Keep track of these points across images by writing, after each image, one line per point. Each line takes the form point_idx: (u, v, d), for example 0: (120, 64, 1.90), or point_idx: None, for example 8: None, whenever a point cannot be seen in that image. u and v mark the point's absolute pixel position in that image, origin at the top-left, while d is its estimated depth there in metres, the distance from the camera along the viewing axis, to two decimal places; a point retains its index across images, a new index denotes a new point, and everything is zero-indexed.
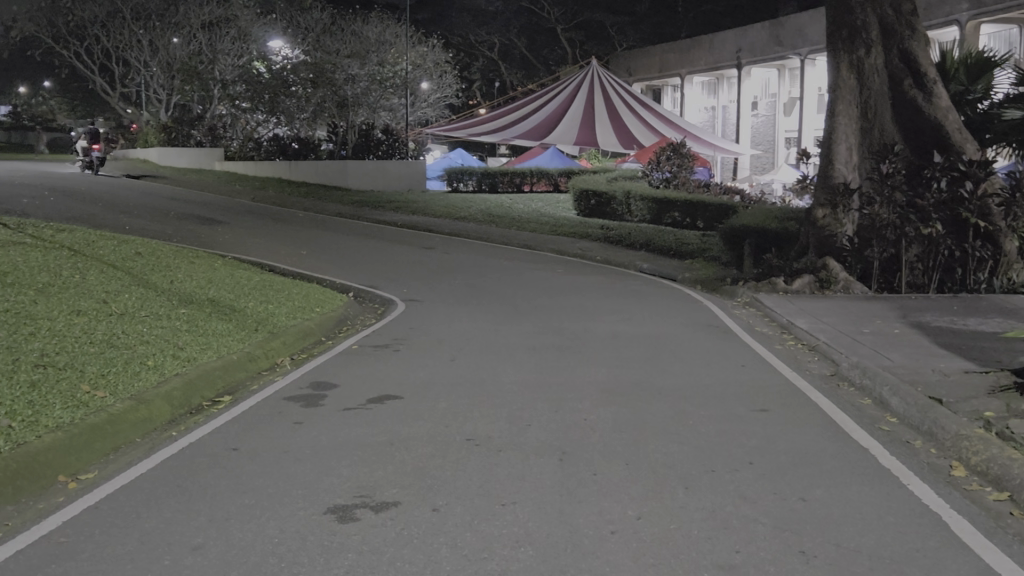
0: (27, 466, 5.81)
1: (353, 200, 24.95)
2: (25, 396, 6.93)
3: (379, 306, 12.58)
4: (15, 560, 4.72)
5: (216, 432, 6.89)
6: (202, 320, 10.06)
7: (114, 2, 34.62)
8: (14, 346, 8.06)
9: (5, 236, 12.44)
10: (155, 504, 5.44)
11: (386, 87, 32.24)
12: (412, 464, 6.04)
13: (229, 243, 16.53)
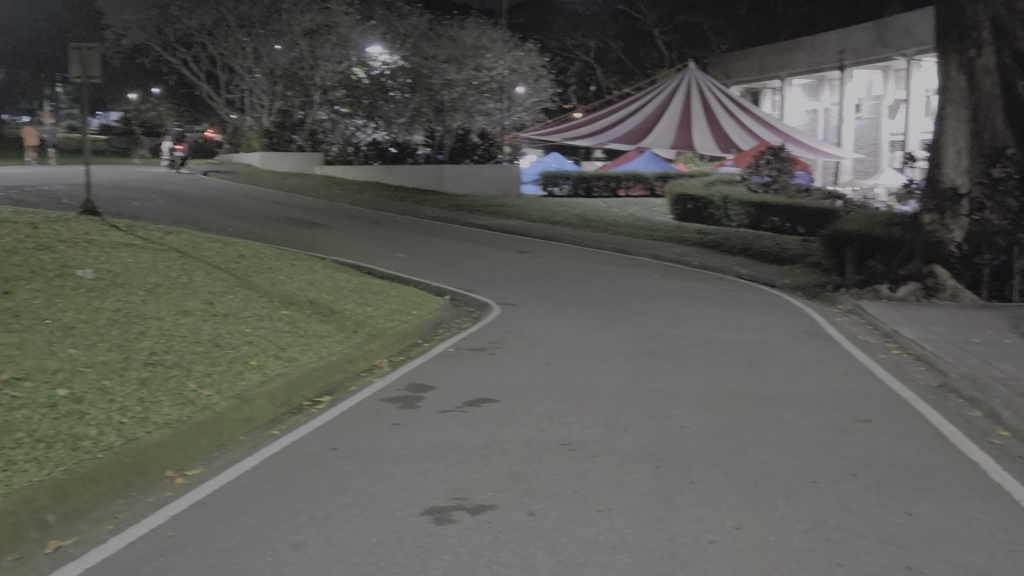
0: (138, 462, 6.02)
1: (449, 204, 25.18)
2: (137, 394, 7.18)
3: (474, 309, 12.68)
4: (126, 552, 4.89)
5: (317, 432, 7.03)
6: (303, 321, 10.27)
7: (218, 10, 35.60)
8: (126, 345, 8.36)
9: (117, 238, 12.90)
10: (258, 501, 5.57)
11: (483, 90, 32.14)
12: (508, 467, 6.07)
13: (329, 246, 16.88)
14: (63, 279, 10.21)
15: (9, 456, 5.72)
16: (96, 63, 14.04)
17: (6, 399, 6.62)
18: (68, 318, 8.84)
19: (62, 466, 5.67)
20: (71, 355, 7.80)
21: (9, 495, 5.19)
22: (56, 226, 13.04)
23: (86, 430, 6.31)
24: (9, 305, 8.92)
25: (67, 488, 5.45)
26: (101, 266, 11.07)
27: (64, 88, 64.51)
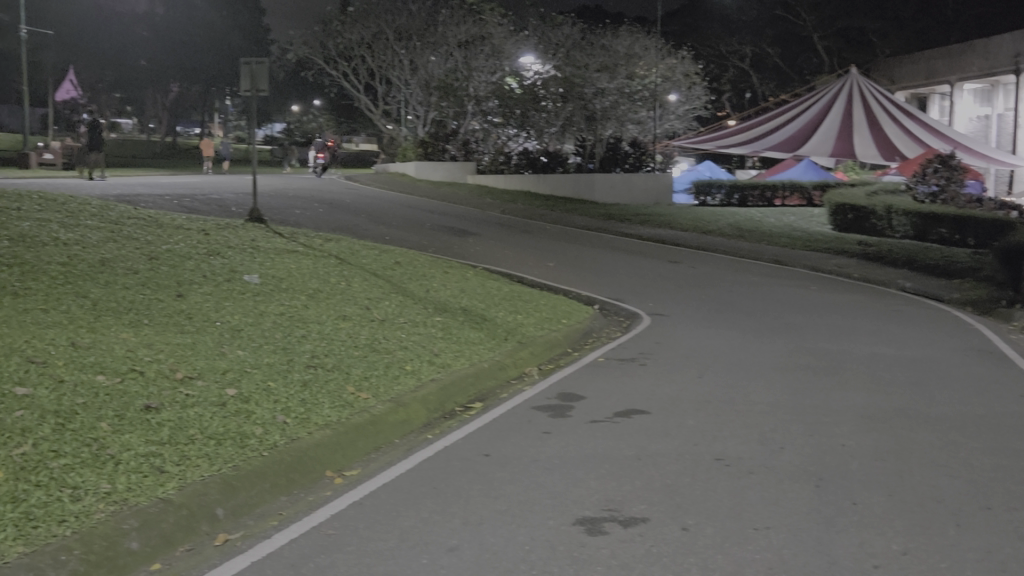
0: (300, 461, 6.24)
1: (601, 214, 25.18)
2: (299, 394, 7.46)
3: (624, 319, 12.61)
4: (290, 548, 5.09)
5: (470, 437, 7.15)
6: (455, 328, 10.44)
7: (379, 23, 37.40)
8: (289, 347, 8.68)
9: (281, 245, 13.46)
10: (414, 504, 5.68)
11: (635, 100, 32.33)
12: (661, 480, 6.00)
13: (481, 255, 17.13)
14: (232, 284, 10.74)
15: (183, 451, 6.04)
16: (265, 78, 14.63)
17: (179, 397, 6.98)
18: (236, 321, 9.26)
19: (230, 463, 5.95)
20: (239, 356, 8.17)
21: (182, 488, 5.51)
22: (226, 233, 13.71)
23: (251, 428, 6.59)
24: (184, 308, 9.42)
25: (235, 484, 5.72)
26: (266, 272, 11.57)
27: (233, 100, 67.71)
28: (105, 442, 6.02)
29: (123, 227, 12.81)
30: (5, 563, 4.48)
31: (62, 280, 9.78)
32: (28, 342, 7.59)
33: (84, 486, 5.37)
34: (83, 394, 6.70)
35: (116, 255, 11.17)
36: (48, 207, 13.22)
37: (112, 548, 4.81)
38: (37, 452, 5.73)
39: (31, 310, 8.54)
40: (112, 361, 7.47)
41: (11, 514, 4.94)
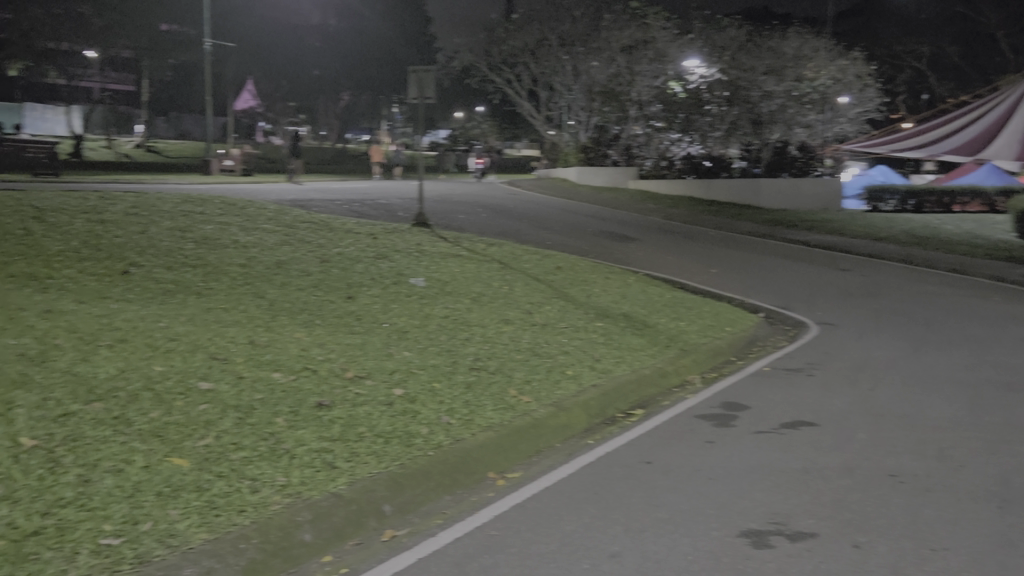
0: (464, 462, 6.37)
1: (767, 219, 24.62)
2: (463, 396, 7.60)
3: (791, 328, 12.27)
4: (455, 546, 5.19)
5: (632, 444, 7.10)
6: (617, 334, 10.41)
7: (545, 30, 38.28)
8: (454, 350, 8.87)
9: (446, 249, 13.75)
10: (575, 509, 5.69)
11: (804, 103, 31.73)
12: (829, 495, 5.82)
13: (643, 261, 17.03)
14: (398, 287, 11.02)
15: (353, 448, 6.26)
16: (432, 85, 14.96)
17: (350, 395, 7.23)
18: (403, 323, 9.51)
19: (397, 461, 6.12)
20: (406, 357, 8.41)
21: (352, 483, 5.71)
22: (393, 237, 14.10)
23: (417, 428, 6.76)
24: (353, 309, 9.75)
25: (402, 482, 5.89)
26: (431, 275, 11.84)
27: (401, 108, 69.90)
28: (280, 437, 6.30)
29: (297, 231, 13.36)
30: (190, 548, 4.77)
31: (241, 280, 10.31)
32: (211, 338, 8.04)
33: (262, 478, 5.65)
34: (261, 390, 7.05)
35: (291, 258, 11.66)
36: (229, 212, 13.94)
37: (287, 538, 5.04)
38: (219, 444, 6.07)
39: (214, 310, 9.03)
40: (287, 359, 7.81)
41: (195, 502, 5.25)
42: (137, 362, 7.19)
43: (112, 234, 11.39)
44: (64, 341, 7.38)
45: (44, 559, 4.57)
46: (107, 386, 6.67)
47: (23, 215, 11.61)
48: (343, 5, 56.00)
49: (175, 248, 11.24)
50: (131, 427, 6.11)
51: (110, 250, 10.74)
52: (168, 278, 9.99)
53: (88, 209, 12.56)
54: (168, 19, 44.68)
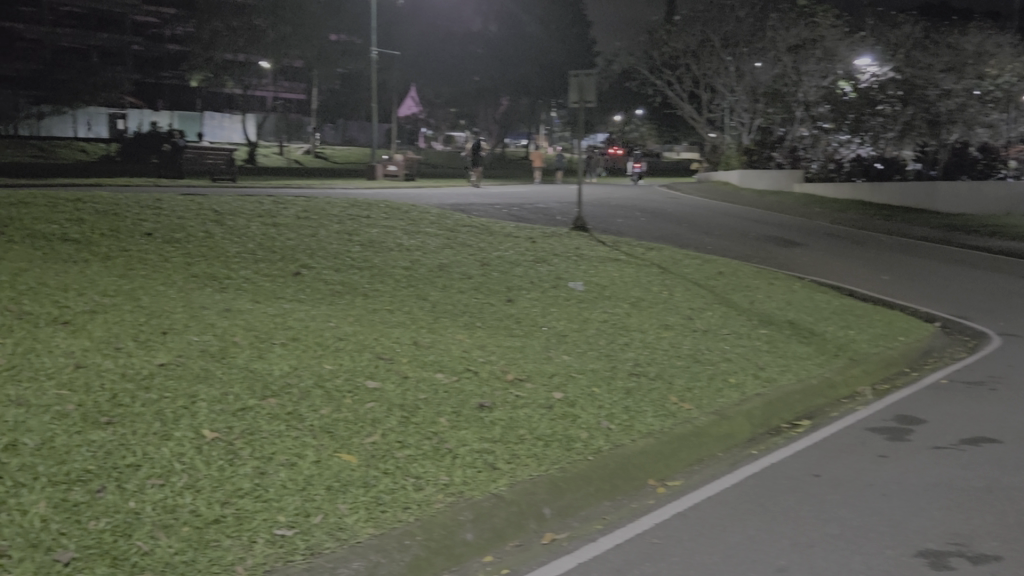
0: (624, 469, 6.32)
1: (943, 224, 23.53)
2: (623, 402, 7.56)
3: (970, 339, 11.64)
4: (615, 553, 5.16)
5: (799, 456, 6.90)
6: (782, 341, 10.14)
7: (705, 32, 38.02)
8: (613, 354, 8.83)
9: (605, 253, 13.73)
10: (739, 520, 5.57)
11: (987, 102, 29.31)
12: (1015, 517, 5.48)
13: (808, 266, 16.55)
14: (557, 290, 11.07)
15: (513, 450, 6.32)
16: (592, 89, 14.95)
17: (510, 397, 7.30)
18: (562, 326, 9.54)
19: (557, 464, 6.14)
20: (565, 361, 8.42)
21: (512, 485, 5.77)
22: (553, 241, 14.17)
23: (577, 432, 6.76)
24: (513, 312, 9.85)
25: (562, 486, 5.91)
26: (590, 279, 11.84)
27: (560, 112, 70.41)
28: (443, 436, 6.43)
29: (459, 235, 13.59)
30: (357, 542, 4.95)
31: (405, 282, 10.58)
32: (377, 339, 8.27)
33: (425, 477, 5.79)
34: (424, 389, 7.21)
35: (452, 261, 11.86)
36: (393, 215, 14.33)
37: (449, 537, 5.15)
38: (386, 441, 6.25)
39: (379, 311, 9.30)
40: (449, 360, 7.95)
41: (363, 498, 5.45)
42: (309, 361, 7.46)
43: (284, 237, 11.88)
44: (242, 339, 7.74)
45: (224, 546, 4.82)
46: (281, 382, 6.96)
47: (204, 218, 12.27)
48: (505, 11, 56.77)
49: (342, 250, 11.63)
50: (303, 423, 6.35)
51: (283, 252, 11.22)
52: (336, 279, 10.36)
53: (263, 212, 13.15)
54: (338, 30, 46.38)
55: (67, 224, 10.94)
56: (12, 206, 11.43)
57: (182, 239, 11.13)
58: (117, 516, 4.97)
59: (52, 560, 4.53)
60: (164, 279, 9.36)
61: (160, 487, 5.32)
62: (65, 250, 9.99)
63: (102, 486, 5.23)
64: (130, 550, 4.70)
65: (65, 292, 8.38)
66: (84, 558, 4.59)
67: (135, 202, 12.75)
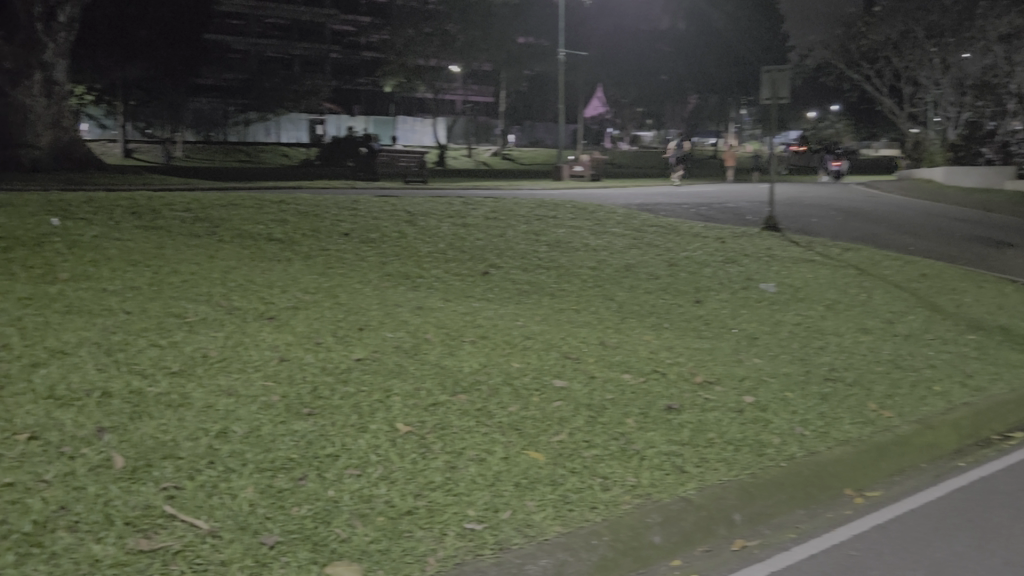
0: (819, 477, 6.12)
1: None
2: (818, 407, 7.31)
3: None
4: (809, 563, 4.99)
5: (1012, 470, 6.46)
6: (992, 347, 9.55)
7: (907, 22, 36.14)
8: (807, 358, 8.54)
9: (798, 253, 13.33)
10: (945, 536, 5.28)
11: None
12: None
13: (1020, 268, 15.53)
14: (748, 292, 10.80)
15: (702, 454, 6.22)
16: (786, 85, 14.48)
17: (699, 400, 7.19)
18: (753, 329, 9.32)
19: (748, 470, 6.02)
20: (756, 364, 8.23)
21: (702, 490, 5.71)
22: (743, 241, 13.87)
23: (769, 437, 6.59)
24: (702, 313, 9.70)
25: (754, 492, 5.77)
26: (782, 280, 11.51)
27: (750, 110, 69.01)
28: (630, 437, 6.40)
29: (646, 235, 13.49)
30: (545, 540, 5.02)
31: (592, 282, 10.58)
32: (565, 339, 8.32)
33: (613, 477, 5.80)
34: (612, 390, 7.19)
35: (640, 261, 11.81)
36: (579, 216, 14.39)
37: (637, 539, 5.13)
38: (573, 440, 6.28)
39: (566, 310, 9.35)
40: (637, 361, 7.91)
41: (550, 496, 5.51)
42: (498, 358, 7.59)
43: (473, 237, 12.13)
44: (434, 336, 7.94)
45: (417, 537, 4.96)
46: (471, 378, 7.11)
47: (398, 219, 12.69)
48: (694, 8, 56.01)
49: (529, 251, 11.76)
50: (492, 419, 6.46)
51: (472, 251, 11.47)
52: (523, 278, 10.49)
53: (453, 213, 13.49)
54: (526, 32, 46.62)
55: (272, 224, 11.55)
56: (222, 208, 12.15)
57: (377, 239, 11.56)
58: (317, 504, 5.20)
59: (258, 543, 4.79)
60: (361, 278, 9.72)
61: (357, 477, 5.53)
62: (271, 249, 10.55)
63: (304, 474, 5.49)
64: (329, 536, 4.91)
65: (270, 289, 8.84)
66: (288, 541, 4.83)
67: (335, 203, 13.36)
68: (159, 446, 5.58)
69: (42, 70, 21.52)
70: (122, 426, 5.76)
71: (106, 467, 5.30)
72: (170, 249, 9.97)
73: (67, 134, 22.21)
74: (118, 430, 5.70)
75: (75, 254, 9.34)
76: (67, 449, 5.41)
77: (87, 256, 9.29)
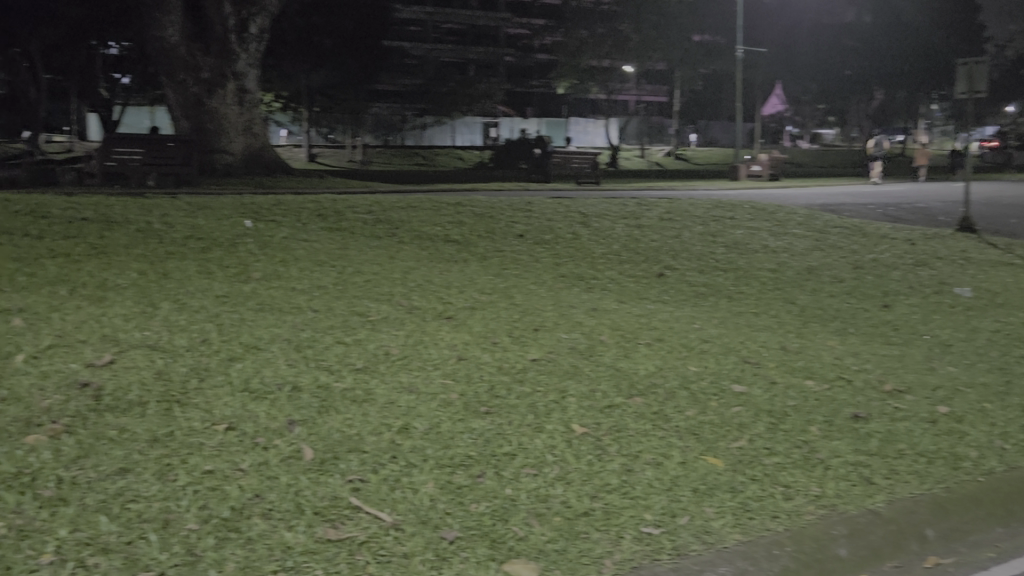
0: (1022, 493, 5.78)
1: None
2: (1019, 420, 6.88)
3: None
4: None
5: None
6: None
7: None
8: (1006, 367, 8.06)
9: (996, 256, 12.57)
10: None
11: None
12: None
13: None
14: (940, 297, 10.27)
15: (893, 465, 5.97)
16: (984, 78, 13.67)
17: (889, 409, 6.88)
18: (946, 335, 8.85)
19: (942, 484, 5.75)
20: (951, 372, 7.82)
21: (891, 502, 5.49)
22: (934, 243, 13.22)
23: (966, 450, 6.27)
24: (890, 319, 9.30)
25: (947, 507, 5.51)
26: (979, 285, 10.88)
27: (941, 105, 65.62)
28: (814, 446, 6.20)
29: (829, 236, 13.06)
30: (724, 547, 4.94)
31: (772, 285, 10.32)
32: (745, 343, 8.14)
33: (795, 486, 5.63)
34: (794, 397, 6.98)
35: (823, 263, 11.47)
36: (758, 217, 14.02)
37: (822, 551, 4.98)
38: (753, 447, 6.14)
39: (745, 314, 9.14)
40: (821, 367, 7.66)
41: (730, 503, 5.40)
42: (674, 362, 7.50)
43: (648, 239, 12.05)
44: (609, 338, 7.94)
45: (593, 539, 4.96)
46: (647, 381, 7.05)
47: (572, 220, 12.75)
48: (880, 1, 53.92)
49: (706, 252, 11.58)
50: (669, 423, 6.39)
51: (647, 253, 11.39)
52: (701, 280, 10.36)
53: (628, 214, 13.42)
54: (702, 29, 45.65)
55: (450, 226, 11.81)
56: (402, 209, 12.51)
57: (551, 240, 11.63)
58: (495, 501, 5.28)
59: (438, 537, 4.90)
60: (536, 279, 9.82)
61: (534, 476, 5.58)
62: (449, 250, 10.80)
63: (482, 472, 5.59)
64: (507, 534, 4.97)
65: (448, 290, 9.03)
66: (467, 537, 4.92)
67: (511, 205, 13.53)
68: (344, 440, 5.80)
69: (235, 80, 22.76)
70: (311, 420, 6.01)
71: (296, 458, 5.54)
72: (354, 250, 10.34)
73: (258, 140, 23.36)
74: (307, 423, 5.96)
75: (267, 254, 9.81)
76: (261, 440, 5.69)
77: (276, 256, 9.75)
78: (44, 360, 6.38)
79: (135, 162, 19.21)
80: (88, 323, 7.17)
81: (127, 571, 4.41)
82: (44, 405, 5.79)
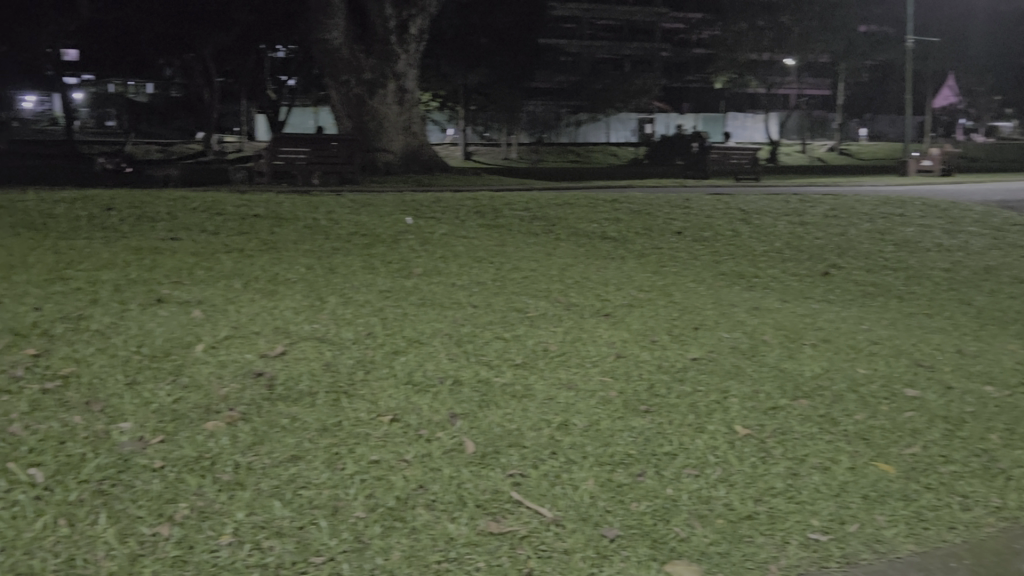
0: None
1: None
2: None
3: None
4: None
5: None
6: None
7: None
8: None
9: None
10: None
11: None
12: None
13: None
14: None
15: None
16: None
17: None
18: None
19: None
20: None
21: None
22: None
23: None
24: None
25: None
26: None
27: None
28: (994, 455, 5.89)
29: (1008, 234, 12.37)
30: (897, 558, 4.76)
31: (946, 285, 9.85)
32: (917, 345, 7.80)
33: (974, 496, 5.38)
34: (971, 402, 6.65)
35: (1001, 263, 10.88)
36: (930, 214, 13.40)
37: (1003, 565, 4.76)
38: (927, 454, 5.88)
39: (916, 315, 8.75)
40: (1000, 371, 7.28)
41: (903, 511, 5.19)
42: (842, 363, 7.26)
43: (811, 237, 11.68)
44: (773, 338, 7.74)
45: (758, 543, 4.86)
46: (814, 383, 6.85)
47: (731, 217, 12.49)
48: None
49: (874, 250, 11.16)
50: (837, 427, 6.19)
51: (811, 251, 11.05)
52: (869, 279, 9.98)
53: (790, 211, 13.05)
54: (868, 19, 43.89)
55: (606, 222, 11.77)
56: (559, 207, 12.54)
57: (710, 237, 11.42)
58: (656, 501, 5.23)
59: (600, 535, 4.90)
60: (695, 277, 9.67)
61: (696, 477, 5.50)
62: (606, 247, 10.75)
63: (642, 471, 5.55)
64: (669, 534, 4.92)
65: (606, 287, 8.99)
66: (628, 536, 4.90)
67: (668, 202, 13.33)
68: (505, 434, 5.86)
69: (396, 80, 23.30)
70: (472, 413, 6.10)
71: (459, 451, 5.64)
72: (511, 247, 10.43)
73: (417, 139, 23.93)
74: (469, 417, 6.05)
75: (427, 251, 9.99)
76: (425, 432, 5.81)
77: (436, 253, 9.94)
78: (221, 350, 6.70)
79: (301, 161, 19.89)
80: (261, 315, 7.49)
81: (300, 554, 4.59)
82: (222, 392, 6.09)
